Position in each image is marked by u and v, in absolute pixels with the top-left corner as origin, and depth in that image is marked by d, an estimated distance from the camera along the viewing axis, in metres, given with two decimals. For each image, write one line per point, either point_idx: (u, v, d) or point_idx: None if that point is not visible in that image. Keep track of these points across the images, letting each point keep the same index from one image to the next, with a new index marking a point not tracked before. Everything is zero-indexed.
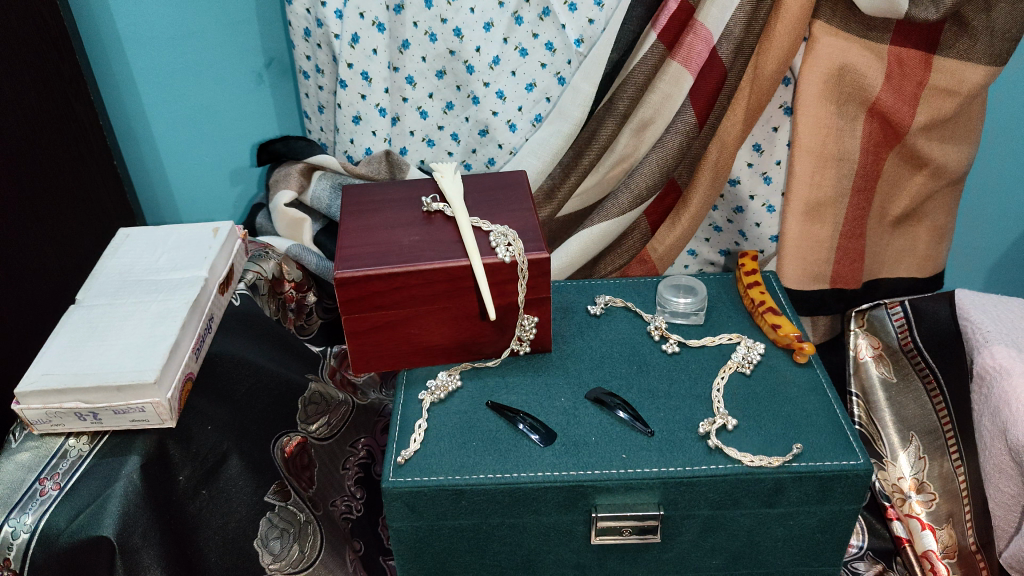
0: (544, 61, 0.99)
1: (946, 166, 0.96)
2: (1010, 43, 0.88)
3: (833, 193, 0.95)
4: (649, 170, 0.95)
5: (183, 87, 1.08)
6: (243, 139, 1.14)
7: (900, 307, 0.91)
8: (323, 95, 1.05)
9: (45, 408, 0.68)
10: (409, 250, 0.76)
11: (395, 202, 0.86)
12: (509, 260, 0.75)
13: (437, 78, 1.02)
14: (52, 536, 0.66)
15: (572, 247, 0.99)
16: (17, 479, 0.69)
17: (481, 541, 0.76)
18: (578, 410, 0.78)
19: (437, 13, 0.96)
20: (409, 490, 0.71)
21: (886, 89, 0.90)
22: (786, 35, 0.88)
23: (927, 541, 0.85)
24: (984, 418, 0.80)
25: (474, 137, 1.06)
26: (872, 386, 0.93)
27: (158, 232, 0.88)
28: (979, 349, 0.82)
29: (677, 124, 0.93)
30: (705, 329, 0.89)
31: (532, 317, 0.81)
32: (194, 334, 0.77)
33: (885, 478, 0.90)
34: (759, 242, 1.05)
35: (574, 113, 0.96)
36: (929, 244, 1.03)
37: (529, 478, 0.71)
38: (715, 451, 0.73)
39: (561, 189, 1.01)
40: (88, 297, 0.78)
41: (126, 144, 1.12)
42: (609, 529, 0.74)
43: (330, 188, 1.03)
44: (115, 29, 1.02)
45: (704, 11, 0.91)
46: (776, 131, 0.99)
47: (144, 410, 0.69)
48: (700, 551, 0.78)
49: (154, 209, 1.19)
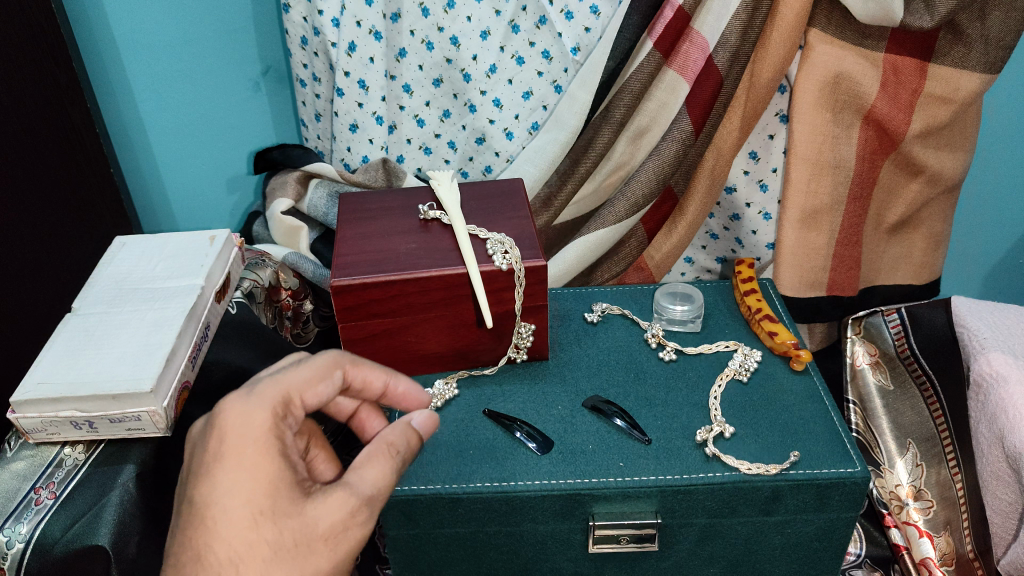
0: (541, 69, 1.00)
1: (941, 174, 0.96)
2: (1005, 51, 0.88)
3: (829, 201, 0.95)
4: (645, 178, 0.95)
5: (181, 96, 1.08)
6: (241, 148, 1.14)
7: (896, 314, 0.92)
8: (320, 104, 1.04)
9: (41, 417, 0.67)
10: (406, 259, 0.76)
11: (392, 210, 0.85)
12: (507, 268, 0.75)
13: (434, 86, 1.03)
14: (47, 545, 0.65)
15: (569, 255, 0.99)
16: (13, 488, 0.68)
17: (478, 549, 0.76)
18: (575, 419, 0.78)
19: (433, 21, 0.97)
20: (406, 500, 0.70)
21: (881, 97, 0.91)
22: (781, 44, 0.89)
23: (925, 549, 0.84)
24: (981, 425, 0.80)
25: (471, 145, 1.06)
26: (870, 394, 0.93)
27: (154, 240, 0.88)
28: (976, 356, 0.82)
29: (673, 132, 0.93)
30: (702, 337, 0.89)
31: (529, 325, 0.82)
32: (190, 342, 0.76)
33: (882, 485, 0.89)
34: (755, 250, 1.05)
35: (571, 122, 0.96)
36: (925, 252, 1.03)
37: (526, 487, 0.71)
38: (711, 460, 0.73)
39: (558, 197, 1.01)
40: (84, 305, 0.78)
41: (124, 153, 1.12)
42: (606, 538, 0.74)
43: (326, 196, 1.03)
44: (113, 38, 1.02)
45: (701, 20, 0.91)
46: (772, 138, 0.99)
47: (141, 418, 0.69)
48: (698, 559, 0.78)
49: (150, 216, 1.19)
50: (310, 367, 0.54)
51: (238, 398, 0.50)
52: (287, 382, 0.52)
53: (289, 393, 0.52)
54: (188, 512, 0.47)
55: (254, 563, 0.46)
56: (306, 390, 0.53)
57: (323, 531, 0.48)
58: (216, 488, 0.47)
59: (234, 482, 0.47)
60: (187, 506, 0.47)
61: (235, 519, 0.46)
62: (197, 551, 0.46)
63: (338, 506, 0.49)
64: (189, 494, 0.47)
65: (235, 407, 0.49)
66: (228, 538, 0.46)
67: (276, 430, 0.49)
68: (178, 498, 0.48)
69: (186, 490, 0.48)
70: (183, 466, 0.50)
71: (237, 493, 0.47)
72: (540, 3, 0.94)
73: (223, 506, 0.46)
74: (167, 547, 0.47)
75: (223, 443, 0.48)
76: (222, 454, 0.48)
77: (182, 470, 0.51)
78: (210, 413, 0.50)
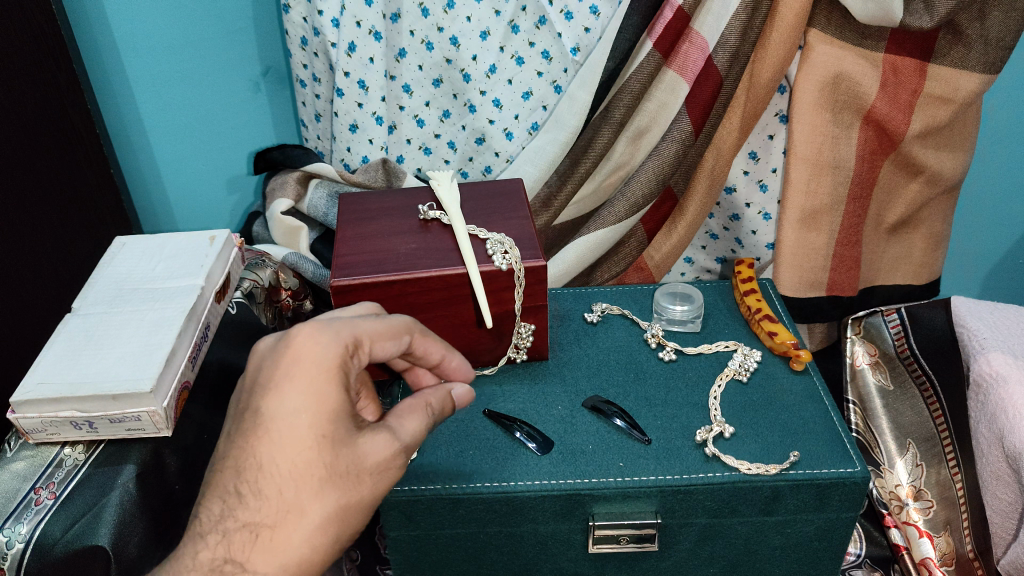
0: (540, 70, 1.00)
1: (941, 174, 0.96)
2: (1004, 51, 0.88)
3: (829, 201, 0.95)
4: (645, 178, 0.95)
5: (181, 96, 1.08)
6: (241, 148, 1.14)
7: (896, 314, 0.92)
8: (320, 104, 1.04)
9: (41, 417, 0.67)
10: (406, 259, 0.76)
11: (392, 210, 0.85)
12: (507, 268, 0.75)
13: (434, 86, 1.03)
14: (47, 546, 0.65)
15: (569, 255, 0.99)
16: (13, 488, 0.68)
17: (478, 550, 0.76)
18: (575, 419, 0.78)
19: (433, 22, 0.97)
20: (407, 500, 0.70)
21: (880, 98, 0.91)
22: (781, 44, 0.89)
23: (925, 548, 0.84)
24: (981, 425, 0.80)
25: (470, 145, 1.07)
26: (869, 394, 0.93)
27: (154, 240, 0.88)
28: (976, 357, 0.82)
29: (673, 132, 0.93)
30: (702, 337, 0.89)
31: (529, 325, 0.82)
32: (190, 342, 0.76)
33: (882, 485, 0.89)
34: (755, 250, 1.05)
35: (571, 122, 0.96)
36: (924, 252, 1.03)
37: (527, 487, 0.71)
38: (711, 460, 0.73)
39: (558, 197, 1.01)
40: (84, 305, 0.78)
41: (124, 153, 1.12)
42: (606, 538, 0.74)
43: (326, 197, 1.03)
44: (113, 39, 1.02)
45: (700, 20, 0.91)
46: (772, 138, 1.00)
47: (141, 418, 0.69)
48: (698, 559, 0.78)
49: (151, 217, 1.19)
50: (385, 322, 0.58)
51: (313, 329, 0.54)
52: (360, 328, 0.56)
53: (359, 337, 0.56)
54: (254, 422, 0.51)
55: (307, 481, 0.50)
56: (375, 339, 0.57)
57: (369, 465, 0.52)
58: (282, 405, 0.51)
59: (301, 402, 0.51)
60: (252, 416, 0.52)
61: (298, 437, 0.51)
62: (259, 459, 0.50)
63: (384, 444, 0.53)
64: (258, 404, 0.52)
65: (311, 335, 0.54)
66: (288, 453, 0.50)
67: (342, 366, 0.53)
68: (241, 405, 0.53)
69: (252, 400, 0.52)
70: (248, 377, 0.54)
71: (299, 409, 0.51)
72: (539, 3, 0.94)
73: (288, 420, 0.51)
74: (225, 449, 0.52)
75: (294, 365, 0.52)
76: (292, 377, 0.52)
77: (244, 378, 0.55)
78: (285, 336, 0.54)
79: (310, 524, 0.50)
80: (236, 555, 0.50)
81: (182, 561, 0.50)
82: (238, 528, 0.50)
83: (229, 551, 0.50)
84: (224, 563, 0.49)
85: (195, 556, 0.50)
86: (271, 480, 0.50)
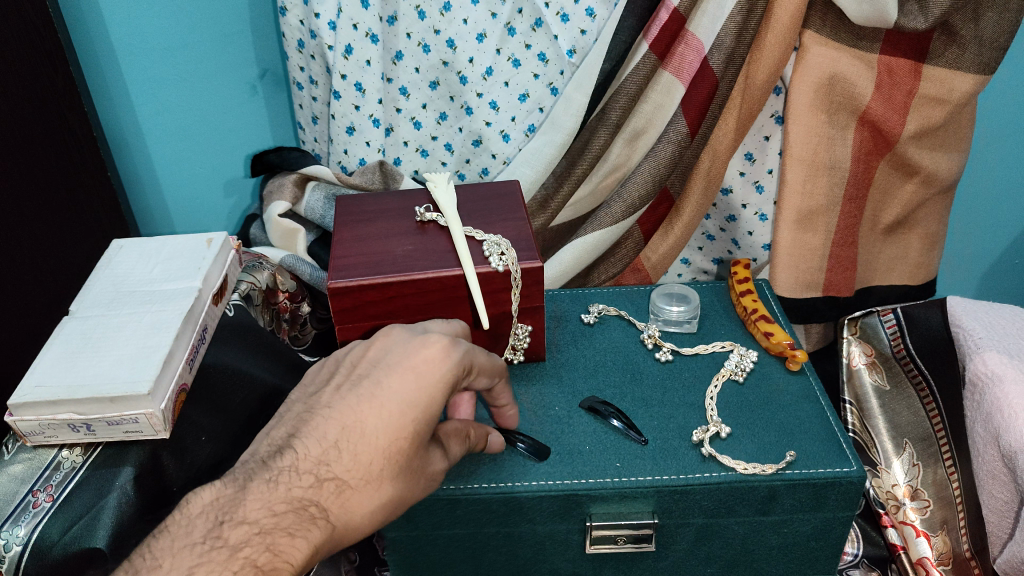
0: (536, 72, 1.00)
1: (937, 174, 0.96)
2: (998, 52, 0.88)
3: (825, 203, 0.96)
4: (640, 179, 0.95)
5: (177, 99, 1.08)
6: (238, 151, 1.15)
7: (892, 314, 0.91)
8: (317, 106, 1.04)
9: (39, 420, 0.68)
10: (402, 261, 0.76)
11: (389, 212, 0.86)
12: (502, 269, 0.75)
13: (431, 88, 1.03)
14: (44, 548, 0.66)
15: (565, 257, 0.99)
16: (10, 491, 0.68)
17: (477, 550, 0.76)
18: (572, 419, 0.78)
19: (430, 24, 0.97)
20: (422, 502, 0.70)
21: (875, 98, 0.91)
22: (776, 45, 0.89)
23: (922, 548, 0.84)
24: (976, 425, 0.80)
25: (467, 146, 1.07)
26: (866, 395, 0.93)
27: (151, 243, 0.88)
28: (971, 356, 0.82)
29: (668, 134, 0.94)
30: (698, 337, 0.89)
31: (526, 326, 0.82)
32: (188, 344, 0.76)
33: (878, 485, 0.89)
34: (751, 250, 1.06)
35: (566, 123, 0.96)
36: (921, 252, 1.03)
37: (525, 487, 0.71)
38: (708, 459, 0.73)
39: (555, 199, 1.01)
40: (81, 308, 0.78)
41: (122, 156, 1.13)
42: (602, 538, 0.74)
43: (323, 199, 1.04)
44: (109, 43, 1.03)
45: (695, 22, 0.91)
46: (768, 140, 1.00)
47: (138, 421, 0.69)
48: (696, 559, 0.78)
49: (148, 220, 1.20)
50: (491, 363, 0.65)
51: (448, 342, 0.59)
52: (476, 357, 0.62)
53: (472, 366, 0.61)
54: (373, 392, 0.56)
55: (380, 458, 0.54)
56: (479, 369, 0.63)
57: (428, 472, 0.58)
58: (394, 389, 0.56)
59: (409, 393, 0.56)
60: (374, 386, 0.56)
61: (394, 416, 0.55)
62: (364, 426, 0.55)
63: (441, 460, 0.60)
64: (377, 376, 0.57)
65: (442, 344, 0.58)
66: (391, 430, 0.55)
67: (457, 381, 0.58)
68: (361, 370, 0.58)
69: (375, 372, 0.58)
70: (373, 351, 0.59)
71: (406, 399, 0.56)
72: (535, 4, 0.95)
73: (393, 402, 0.55)
74: None
75: (419, 365, 0.57)
76: (418, 372, 0.57)
77: (366, 346, 0.60)
78: (424, 336, 0.59)
79: (381, 498, 0.55)
80: (320, 501, 0.53)
81: (276, 487, 0.53)
82: (326, 479, 0.54)
83: (316, 495, 0.53)
84: (308, 505, 0.53)
85: (287, 489, 0.53)
86: (368, 448, 0.54)
